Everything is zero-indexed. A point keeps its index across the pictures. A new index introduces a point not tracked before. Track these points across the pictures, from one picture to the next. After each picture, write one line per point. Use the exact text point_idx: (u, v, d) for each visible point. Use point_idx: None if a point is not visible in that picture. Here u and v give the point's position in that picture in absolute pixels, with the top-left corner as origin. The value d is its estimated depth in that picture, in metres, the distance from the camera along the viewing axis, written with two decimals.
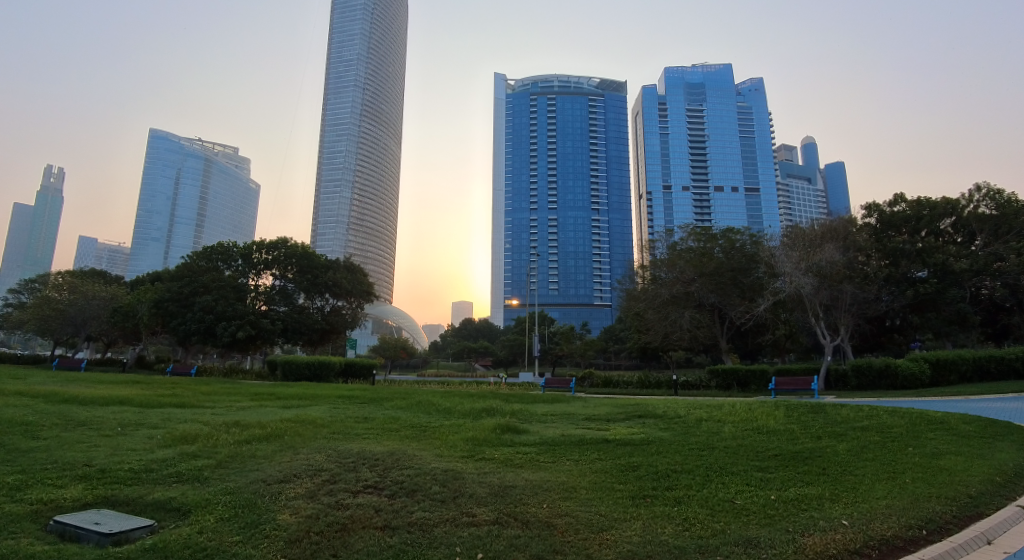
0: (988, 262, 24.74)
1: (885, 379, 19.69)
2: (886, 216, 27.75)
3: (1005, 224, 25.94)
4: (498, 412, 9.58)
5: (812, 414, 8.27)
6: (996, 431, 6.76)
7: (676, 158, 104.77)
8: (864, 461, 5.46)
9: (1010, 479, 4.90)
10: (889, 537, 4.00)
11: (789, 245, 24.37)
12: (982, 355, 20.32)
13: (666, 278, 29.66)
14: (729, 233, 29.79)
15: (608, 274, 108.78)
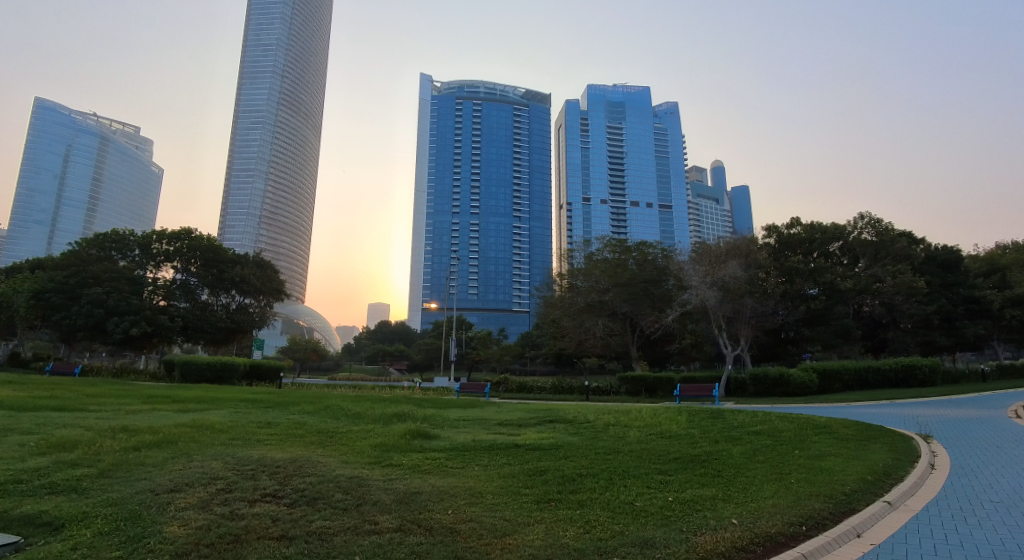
0: (869, 283, 27.56)
1: (779, 387, 21.06)
2: (783, 237, 30.21)
3: (884, 251, 29.13)
4: (410, 417, 9.39)
5: (712, 419, 8.69)
6: (871, 434, 7.34)
7: (596, 173, 108.60)
8: (755, 463, 5.76)
9: (881, 477, 5.32)
10: (772, 534, 4.29)
11: (697, 261, 25.83)
12: (863, 366, 22.12)
13: (582, 286, 30.47)
14: (642, 246, 31.40)
15: (527, 280, 111.85)
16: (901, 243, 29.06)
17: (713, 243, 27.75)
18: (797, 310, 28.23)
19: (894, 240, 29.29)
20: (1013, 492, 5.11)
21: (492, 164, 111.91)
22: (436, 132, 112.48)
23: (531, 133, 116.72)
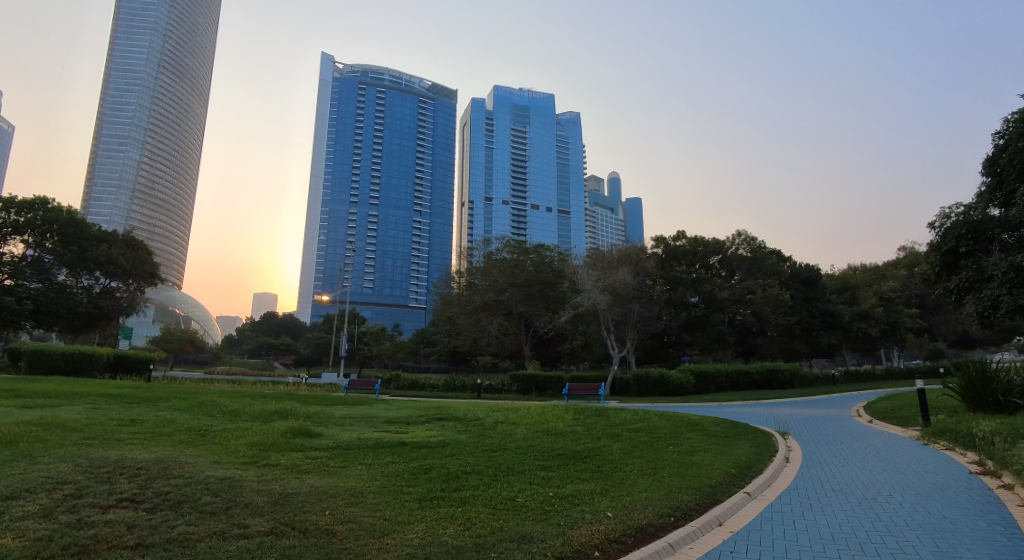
0: (742, 294, 30.45)
1: (660, 388, 22.23)
2: (670, 248, 32.15)
3: (756, 266, 32.48)
4: (293, 414, 9.04)
5: (596, 417, 9.13)
6: (735, 431, 8.03)
7: (499, 175, 109.50)
8: (633, 458, 6.08)
9: (743, 470, 5.80)
10: (644, 525, 4.55)
11: (590, 266, 26.96)
12: (734, 370, 24.36)
13: (480, 285, 30.79)
14: (540, 248, 32.06)
15: (426, 276, 112.27)
16: (770, 260, 32.44)
17: (607, 249, 28.97)
18: (679, 316, 30.32)
19: (764, 257, 32.65)
20: (848, 480, 5.83)
21: (394, 155, 108.86)
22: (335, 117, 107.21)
23: (436, 128, 115.69)
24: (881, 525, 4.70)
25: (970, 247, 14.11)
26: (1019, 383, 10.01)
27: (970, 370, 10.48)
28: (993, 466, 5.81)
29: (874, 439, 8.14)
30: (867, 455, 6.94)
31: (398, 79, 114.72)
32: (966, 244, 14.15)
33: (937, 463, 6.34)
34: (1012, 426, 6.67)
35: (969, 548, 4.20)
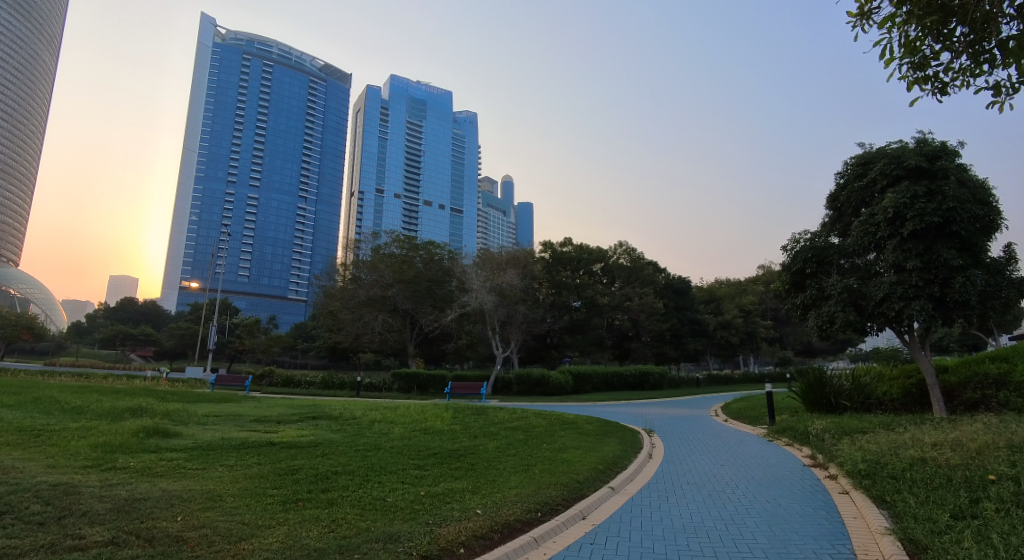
0: (621, 301, 33.07)
1: (540, 387, 23.49)
2: (557, 253, 33.75)
3: (634, 274, 35.09)
4: (147, 413, 8.70)
5: (475, 416, 9.37)
6: (607, 429, 8.60)
7: (391, 166, 103.96)
8: (506, 456, 6.32)
9: (609, 466, 6.18)
10: (511, 521, 4.74)
11: (479, 266, 27.56)
12: (611, 373, 26.22)
13: (366, 279, 30.55)
14: (430, 245, 32.02)
15: (308, 266, 103.30)
16: (646, 270, 35.26)
17: (496, 250, 29.51)
18: (562, 319, 31.94)
19: (642, 267, 35.38)
20: (701, 473, 6.43)
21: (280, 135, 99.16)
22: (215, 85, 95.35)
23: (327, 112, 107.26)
24: (727, 514, 5.18)
25: (813, 269, 12.71)
26: (846, 388, 11.54)
27: (808, 377, 11.65)
28: (821, 459, 6.69)
29: (727, 437, 9.09)
30: (721, 450, 7.71)
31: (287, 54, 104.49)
32: (809, 268, 12.77)
33: (777, 457, 7.18)
34: (836, 424, 7.77)
35: (796, 533, 4.78)
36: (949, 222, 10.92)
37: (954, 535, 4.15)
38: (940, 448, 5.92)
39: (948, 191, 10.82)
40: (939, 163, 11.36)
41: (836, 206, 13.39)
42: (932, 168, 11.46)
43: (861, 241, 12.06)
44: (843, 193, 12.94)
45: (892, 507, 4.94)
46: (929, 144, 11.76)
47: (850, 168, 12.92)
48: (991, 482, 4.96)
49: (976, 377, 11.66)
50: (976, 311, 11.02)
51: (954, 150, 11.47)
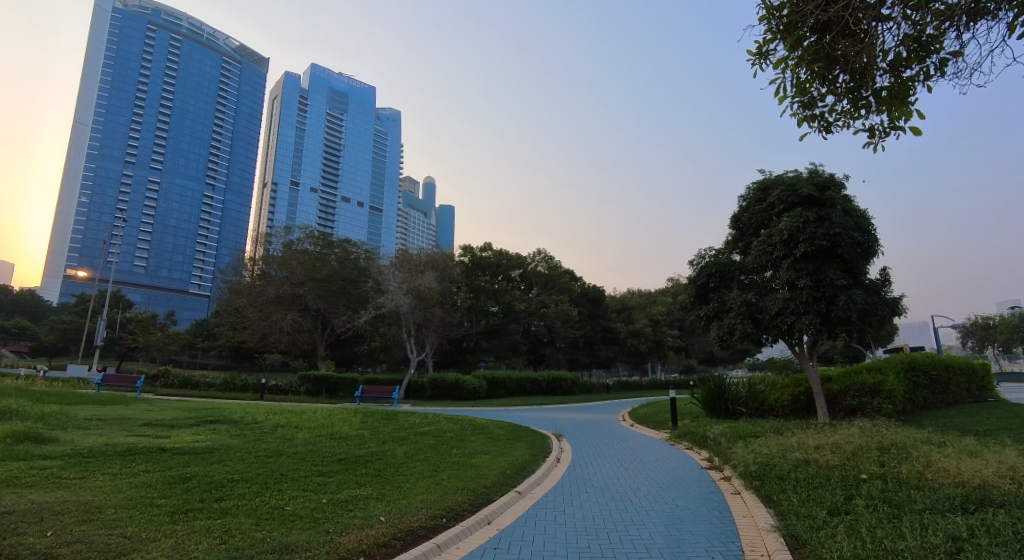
0: (537, 307, 34.33)
1: (453, 392, 23.78)
2: (476, 258, 33.99)
3: (552, 282, 35.96)
4: (17, 416, 8.10)
5: (384, 420, 9.35)
6: (517, 433, 8.81)
7: (309, 157, 97.74)
8: (415, 461, 6.33)
9: (517, 470, 6.33)
10: (415, 528, 4.75)
11: (397, 266, 27.57)
12: (526, 377, 26.79)
13: (276, 276, 29.39)
14: (345, 244, 32.12)
15: (213, 259, 95.67)
16: (562, 278, 36.12)
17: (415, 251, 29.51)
18: (479, 323, 32.95)
19: (559, 275, 36.39)
20: (604, 476, 6.72)
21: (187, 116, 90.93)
22: (114, 55, 85.29)
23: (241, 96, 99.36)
24: (628, 515, 5.38)
25: (716, 283, 13.62)
26: (743, 394, 12.47)
27: (710, 384, 12.77)
28: (717, 461, 7.15)
29: (632, 440, 9.57)
30: (625, 454, 8.07)
31: (198, 30, 96.72)
32: (712, 283, 13.68)
33: (678, 460, 7.62)
34: (730, 429, 8.39)
35: (691, 532, 5.05)
36: (834, 246, 11.90)
37: (828, 531, 4.59)
38: (821, 449, 6.47)
39: (834, 217, 11.81)
40: (828, 193, 12.35)
41: (737, 227, 14.21)
42: (822, 197, 12.45)
43: (759, 260, 12.90)
44: (744, 215, 13.78)
45: (776, 506, 5.29)
46: (819, 175, 12.75)
47: (751, 192, 13.76)
48: (862, 481, 5.49)
49: (855, 385, 12.75)
50: (856, 326, 12.09)
51: (840, 181, 12.49)
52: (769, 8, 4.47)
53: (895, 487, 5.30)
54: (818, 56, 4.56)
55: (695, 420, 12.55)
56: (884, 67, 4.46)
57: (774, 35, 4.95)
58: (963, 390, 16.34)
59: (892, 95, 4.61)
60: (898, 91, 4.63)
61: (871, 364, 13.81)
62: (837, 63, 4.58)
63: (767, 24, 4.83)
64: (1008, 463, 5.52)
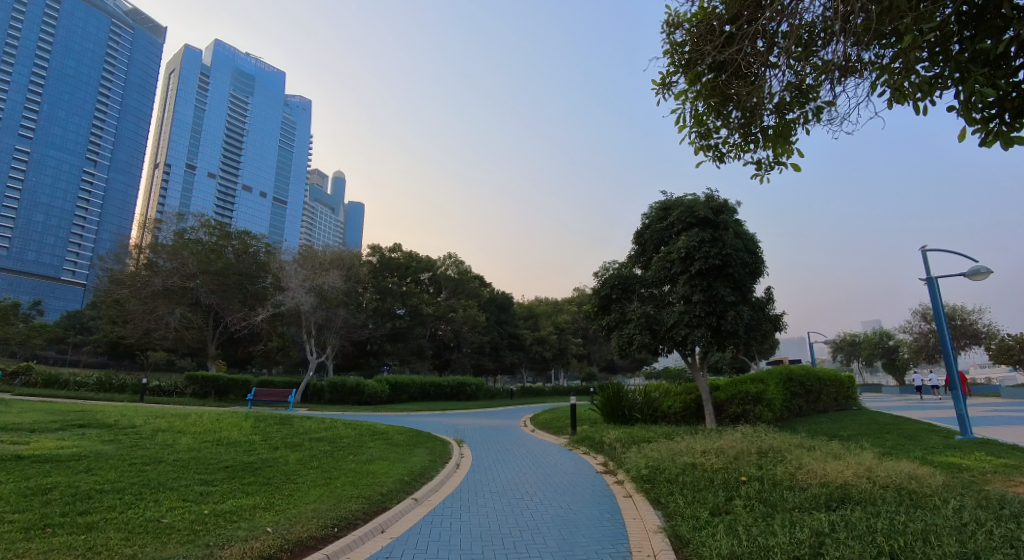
0: (445, 312, 34.58)
1: (353, 396, 23.14)
2: (385, 259, 33.70)
3: (461, 287, 37.06)
4: None
5: (278, 425, 8.94)
6: (417, 439, 8.75)
7: (208, 140, 87.60)
8: (308, 469, 6.07)
9: (415, 477, 6.24)
10: (303, 538, 4.54)
11: (299, 263, 27.41)
12: (428, 383, 27.21)
13: (163, 267, 27.30)
14: (244, 235, 30.37)
15: (89, 245, 84.55)
16: (471, 283, 37.10)
17: (320, 248, 29.48)
18: (384, 325, 32.69)
19: (468, 280, 37.44)
20: (501, 481, 6.79)
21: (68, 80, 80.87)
22: None
23: (130, 63, 89.95)
24: (522, 520, 5.42)
25: (618, 295, 14.01)
26: (638, 401, 13.29)
27: (608, 391, 13.36)
28: (611, 465, 7.45)
29: (531, 446, 9.80)
30: (522, 460, 8.19)
31: None
32: (614, 294, 13.96)
33: (575, 465, 7.86)
34: (625, 434, 8.79)
35: (582, 535, 5.15)
36: (726, 265, 12.80)
37: (708, 530, 4.89)
38: (707, 454, 6.89)
39: (727, 239, 12.71)
40: (722, 217, 13.24)
41: (640, 242, 14.75)
42: (716, 220, 13.32)
43: (659, 275, 13.49)
44: (646, 232, 14.33)
45: (664, 507, 5.52)
46: (715, 199, 13.64)
47: (653, 211, 14.36)
48: (741, 482, 5.87)
49: (740, 394, 13.75)
50: (742, 339, 13.04)
51: (733, 206, 13.48)
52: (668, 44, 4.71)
53: (770, 487, 5.69)
54: (713, 93, 4.77)
55: (593, 425, 13.03)
56: (770, 108, 4.73)
57: (678, 69, 5.17)
58: (833, 399, 18.14)
59: (777, 133, 4.87)
60: (783, 131, 4.88)
61: (755, 376, 14.89)
62: (731, 101, 4.80)
63: (672, 56, 5.04)
64: (865, 464, 6.14)
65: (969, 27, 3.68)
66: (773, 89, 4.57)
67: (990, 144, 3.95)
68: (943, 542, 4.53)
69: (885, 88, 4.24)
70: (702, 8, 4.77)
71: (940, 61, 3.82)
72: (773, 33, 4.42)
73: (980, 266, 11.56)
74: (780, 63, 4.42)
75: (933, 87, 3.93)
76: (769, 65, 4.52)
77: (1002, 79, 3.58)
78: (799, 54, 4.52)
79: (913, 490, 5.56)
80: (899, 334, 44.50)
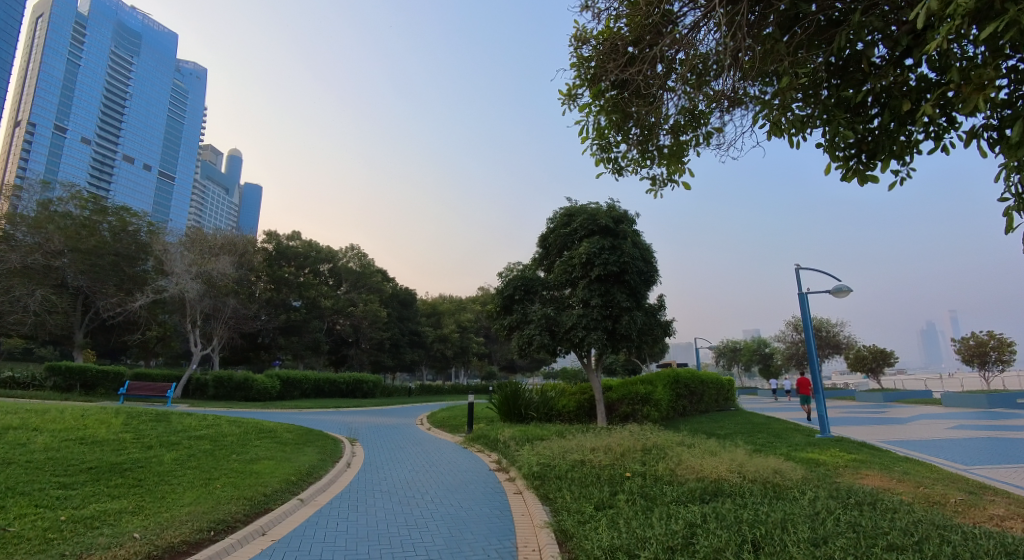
0: (343, 305, 35.84)
1: (240, 391, 23.23)
2: (281, 246, 33.66)
3: (362, 280, 38.29)
4: None
5: (152, 423, 8.40)
6: (305, 438, 8.75)
7: (81, 100, 73.91)
8: (185, 469, 5.82)
9: (302, 477, 6.15)
10: (174, 544, 4.24)
11: (186, 246, 26.28)
12: (322, 379, 27.47)
13: (23, 241, 24.59)
14: (123, 212, 28.45)
15: None
16: (373, 276, 38.47)
17: (210, 230, 28.21)
18: (278, 317, 32.79)
19: (370, 274, 38.70)
20: (391, 480, 6.80)
21: None
22: None
23: None
24: (410, 518, 5.41)
25: (520, 296, 14.25)
26: (534, 400, 13.74)
27: (506, 390, 13.60)
28: (503, 463, 7.72)
29: (427, 444, 10.05)
30: (416, 459, 8.31)
31: None
32: (517, 295, 14.25)
33: (468, 463, 8.10)
34: (519, 432, 9.20)
35: (470, 531, 5.21)
36: (623, 272, 13.41)
37: (592, 524, 5.08)
38: (596, 451, 7.23)
39: (625, 248, 13.31)
40: (621, 227, 13.79)
41: (544, 246, 15.05)
42: (616, 229, 13.85)
43: (560, 278, 13.88)
44: (551, 236, 14.65)
45: (551, 503, 5.72)
46: (616, 209, 14.15)
47: (558, 216, 14.63)
48: (626, 478, 6.20)
49: (630, 394, 14.69)
50: (635, 343, 13.74)
51: (631, 217, 14.06)
52: (577, 60, 4.95)
53: (651, 482, 6.05)
54: (615, 109, 5.09)
55: (489, 424, 13.27)
56: (667, 128, 5.12)
57: (581, 82, 5.38)
58: (713, 400, 19.74)
59: (671, 153, 5.26)
60: (676, 151, 5.28)
61: (645, 377, 15.98)
62: (630, 118, 5.15)
63: (577, 69, 5.21)
64: (737, 460, 6.70)
65: (836, 75, 4.32)
66: (670, 111, 4.98)
67: (847, 179, 4.57)
68: (798, 528, 5.04)
69: (766, 122, 4.80)
70: (607, 27, 4.99)
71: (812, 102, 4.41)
72: (671, 60, 4.80)
73: (842, 284, 12.83)
74: (676, 87, 4.84)
75: (803, 124, 4.57)
76: (666, 89, 4.92)
77: (860, 125, 4.26)
78: (693, 83, 4.98)
79: (777, 483, 6.10)
80: (773, 343, 49.08)
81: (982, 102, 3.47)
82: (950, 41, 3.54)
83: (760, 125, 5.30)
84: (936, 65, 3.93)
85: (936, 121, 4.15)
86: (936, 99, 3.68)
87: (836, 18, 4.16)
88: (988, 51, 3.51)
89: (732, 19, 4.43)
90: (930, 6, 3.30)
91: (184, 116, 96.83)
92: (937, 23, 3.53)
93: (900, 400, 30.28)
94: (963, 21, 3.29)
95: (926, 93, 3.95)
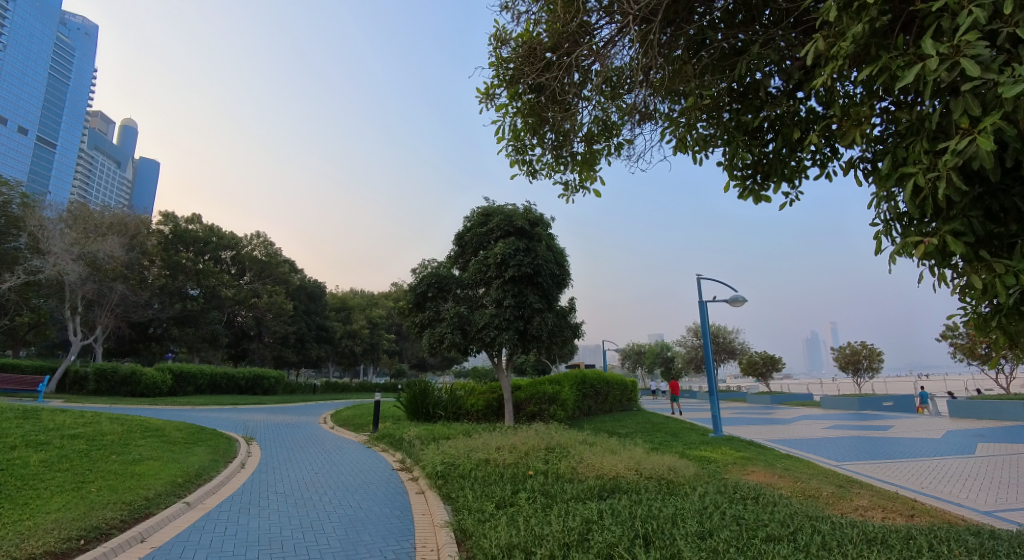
0: (246, 296, 34.45)
1: (125, 386, 21.93)
2: (178, 230, 32.08)
3: (266, 270, 37.19)
4: None
5: (16, 420, 7.76)
6: (196, 437, 8.47)
7: None
8: (54, 472, 5.52)
9: (189, 479, 5.94)
10: (35, 554, 3.85)
11: (67, 224, 24.84)
12: (218, 374, 26.82)
13: None
14: None
15: None
16: (279, 266, 37.59)
17: (96, 209, 26.94)
18: (171, 306, 30.93)
19: (277, 263, 37.72)
20: (288, 481, 6.71)
21: None
22: None
23: None
24: (307, 521, 5.30)
25: (433, 294, 14.16)
26: (442, 399, 13.87)
27: (415, 388, 13.66)
28: (407, 463, 7.84)
29: (328, 443, 10.10)
30: (316, 459, 8.28)
31: None
32: (429, 292, 14.15)
33: (372, 463, 8.19)
34: (425, 432, 9.35)
35: (367, 533, 5.16)
36: (536, 274, 13.73)
37: (492, 522, 5.10)
38: (501, 450, 7.41)
39: (539, 250, 13.70)
40: (536, 229, 14.21)
41: (460, 244, 15.03)
42: (531, 231, 14.25)
43: (474, 277, 13.94)
44: (466, 235, 14.68)
45: (453, 502, 5.79)
46: (531, 212, 14.58)
47: (475, 215, 14.75)
48: (528, 476, 6.40)
49: (538, 395, 15.13)
50: (545, 344, 14.05)
51: (546, 221, 14.56)
52: (496, 58, 4.90)
53: (553, 480, 6.24)
54: (532, 112, 5.12)
55: (395, 422, 13.27)
56: (580, 135, 5.23)
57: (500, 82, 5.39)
58: (617, 401, 20.60)
59: (584, 160, 5.40)
60: (588, 158, 5.43)
61: (553, 376, 16.63)
62: (546, 123, 5.20)
63: (496, 69, 5.18)
64: (636, 458, 7.10)
65: (736, 100, 4.50)
66: (583, 118, 5.08)
67: (744, 198, 4.76)
68: (687, 522, 5.31)
69: (672, 139, 5.02)
70: (527, 31, 5.01)
71: (713, 124, 4.66)
72: (585, 70, 4.93)
73: (739, 294, 13.64)
74: (589, 96, 4.98)
75: (707, 143, 4.82)
76: (581, 98, 5.05)
77: (756, 149, 4.45)
78: (606, 92, 5.16)
79: (671, 480, 6.48)
80: (675, 347, 52.29)
81: (859, 137, 3.66)
82: (833, 80, 3.79)
83: (667, 140, 5.55)
84: (824, 99, 4.16)
85: (821, 151, 4.39)
86: (820, 131, 3.86)
87: (739, 46, 4.35)
88: (867, 91, 3.70)
89: (645, 37, 4.54)
90: (816, 45, 3.46)
91: (65, 79, 87.27)
92: (824, 62, 3.69)
93: (784, 402, 33.16)
94: (845, 62, 3.43)
95: (812, 125, 4.21)
